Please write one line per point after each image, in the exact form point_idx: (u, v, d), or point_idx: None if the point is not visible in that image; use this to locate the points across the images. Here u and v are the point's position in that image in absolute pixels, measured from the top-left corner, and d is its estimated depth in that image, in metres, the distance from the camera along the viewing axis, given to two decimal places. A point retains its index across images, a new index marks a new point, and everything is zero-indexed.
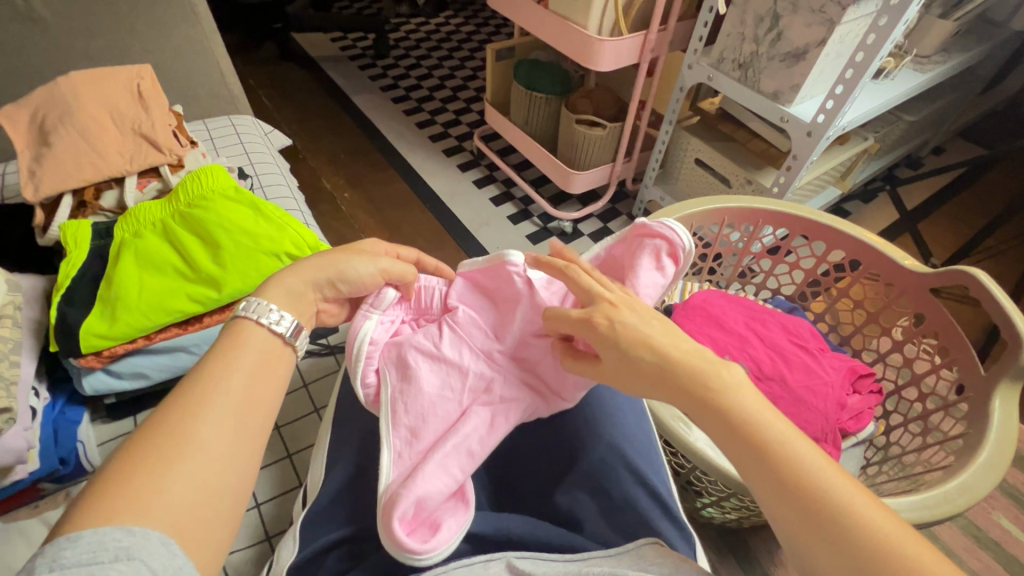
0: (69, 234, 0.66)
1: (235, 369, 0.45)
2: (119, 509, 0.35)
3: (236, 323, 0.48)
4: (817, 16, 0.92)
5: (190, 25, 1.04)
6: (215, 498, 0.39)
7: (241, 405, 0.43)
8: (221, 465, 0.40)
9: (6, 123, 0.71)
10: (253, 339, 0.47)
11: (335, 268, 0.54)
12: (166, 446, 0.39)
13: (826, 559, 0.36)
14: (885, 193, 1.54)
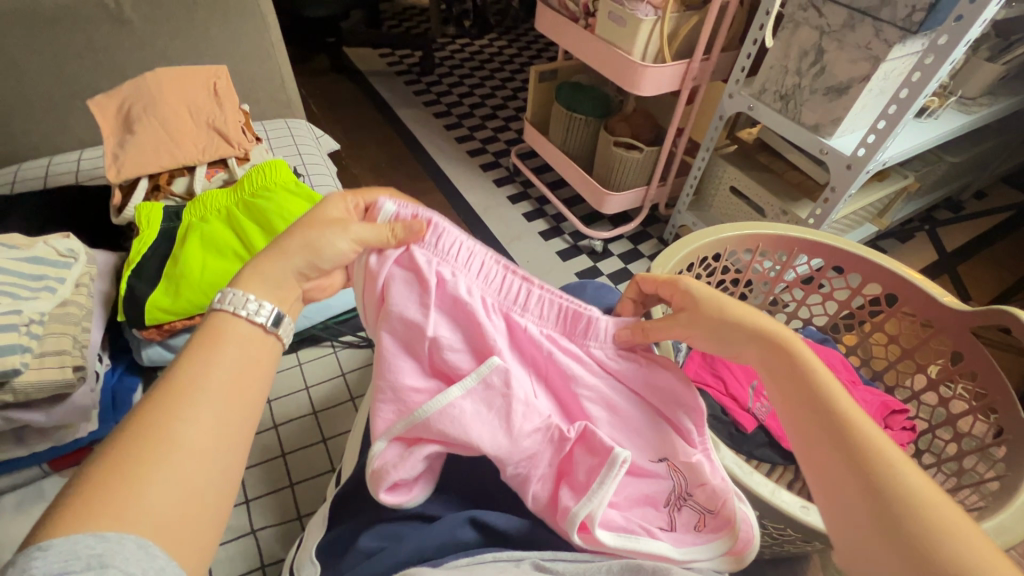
0: (144, 215, 0.72)
1: (215, 363, 0.41)
2: (98, 513, 0.32)
3: (212, 316, 0.44)
4: (863, 53, 0.93)
5: (260, 34, 1.12)
6: (193, 502, 0.35)
7: (223, 403, 0.39)
8: (200, 466, 0.36)
9: (95, 112, 0.78)
10: (232, 332, 0.43)
11: (314, 245, 0.48)
12: (140, 448, 0.35)
13: (864, 504, 0.40)
14: (923, 234, 1.52)
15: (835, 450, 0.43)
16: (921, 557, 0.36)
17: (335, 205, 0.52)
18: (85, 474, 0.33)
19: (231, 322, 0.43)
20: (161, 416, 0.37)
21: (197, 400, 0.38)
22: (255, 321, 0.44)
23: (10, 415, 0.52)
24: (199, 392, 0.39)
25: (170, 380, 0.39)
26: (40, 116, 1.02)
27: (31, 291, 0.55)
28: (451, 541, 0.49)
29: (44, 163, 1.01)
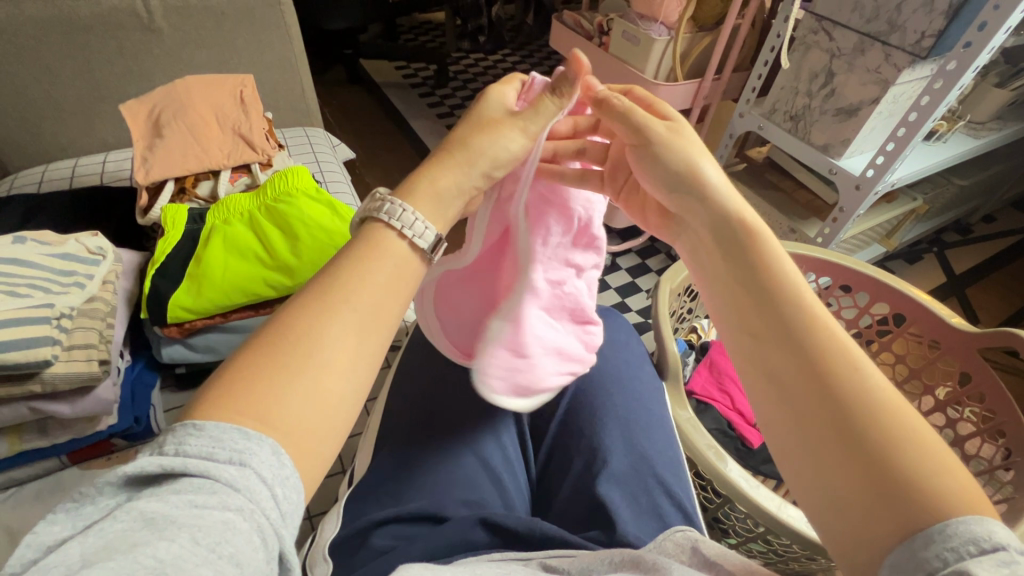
0: (169, 216, 0.74)
1: (366, 270, 0.39)
2: (244, 410, 0.31)
3: (369, 225, 0.41)
4: (873, 76, 0.95)
5: (284, 46, 1.15)
6: (331, 409, 0.34)
7: (368, 315, 0.37)
8: (341, 381, 0.35)
9: (126, 115, 0.81)
10: (386, 245, 0.40)
11: (490, 158, 0.46)
12: (286, 348, 0.34)
13: (832, 434, 0.38)
14: (931, 255, 1.53)
15: (802, 372, 0.41)
16: (881, 473, 0.35)
17: (497, 95, 0.48)
18: (235, 368, 0.33)
19: (386, 231, 0.41)
20: (311, 319, 0.36)
21: (347, 315, 0.37)
22: (412, 240, 0.41)
23: (35, 406, 0.54)
24: (355, 295, 0.37)
25: (322, 282, 0.38)
26: (69, 119, 1.05)
27: (61, 287, 0.58)
28: (463, 541, 0.51)
29: (70, 165, 1.03)
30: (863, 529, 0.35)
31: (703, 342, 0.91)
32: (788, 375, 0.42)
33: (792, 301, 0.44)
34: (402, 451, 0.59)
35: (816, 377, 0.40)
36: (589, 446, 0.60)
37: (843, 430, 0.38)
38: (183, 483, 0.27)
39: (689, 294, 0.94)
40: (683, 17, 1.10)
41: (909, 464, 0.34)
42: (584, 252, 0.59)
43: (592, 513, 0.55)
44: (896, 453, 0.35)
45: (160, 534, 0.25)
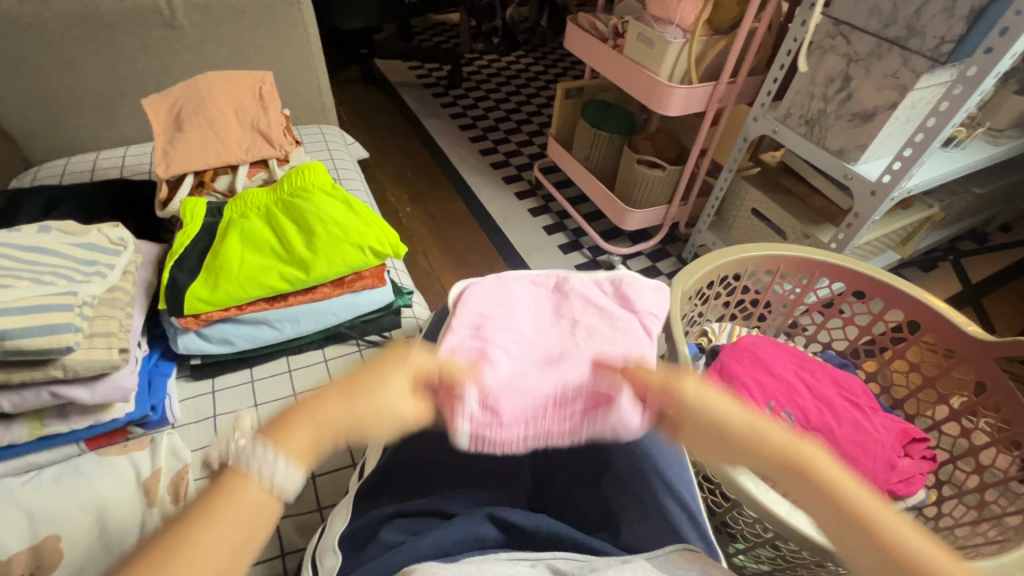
0: (188, 209, 0.76)
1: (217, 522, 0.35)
2: None
3: (221, 472, 0.38)
4: (890, 81, 0.94)
5: (302, 44, 1.17)
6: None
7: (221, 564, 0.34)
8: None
9: (148, 111, 0.83)
10: (250, 493, 0.36)
11: (353, 420, 0.40)
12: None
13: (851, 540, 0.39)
14: (946, 263, 1.51)
15: (793, 479, 0.42)
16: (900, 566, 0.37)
17: (385, 391, 0.42)
18: None
19: (248, 478, 0.37)
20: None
21: (191, 557, 0.33)
22: (272, 482, 0.37)
23: (55, 391, 0.55)
24: (211, 540, 0.34)
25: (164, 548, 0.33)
26: (90, 114, 1.07)
27: (84, 276, 0.60)
28: (472, 537, 0.51)
29: (91, 158, 1.05)
30: None
31: (713, 345, 0.90)
32: (801, 496, 0.42)
33: (766, 428, 0.44)
34: (411, 448, 0.60)
35: (813, 491, 0.41)
36: (589, 445, 0.60)
37: (859, 534, 0.39)
38: None
39: (699, 296, 0.94)
40: (698, 19, 1.10)
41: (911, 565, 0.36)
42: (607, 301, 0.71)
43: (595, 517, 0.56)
44: (890, 540, 0.38)
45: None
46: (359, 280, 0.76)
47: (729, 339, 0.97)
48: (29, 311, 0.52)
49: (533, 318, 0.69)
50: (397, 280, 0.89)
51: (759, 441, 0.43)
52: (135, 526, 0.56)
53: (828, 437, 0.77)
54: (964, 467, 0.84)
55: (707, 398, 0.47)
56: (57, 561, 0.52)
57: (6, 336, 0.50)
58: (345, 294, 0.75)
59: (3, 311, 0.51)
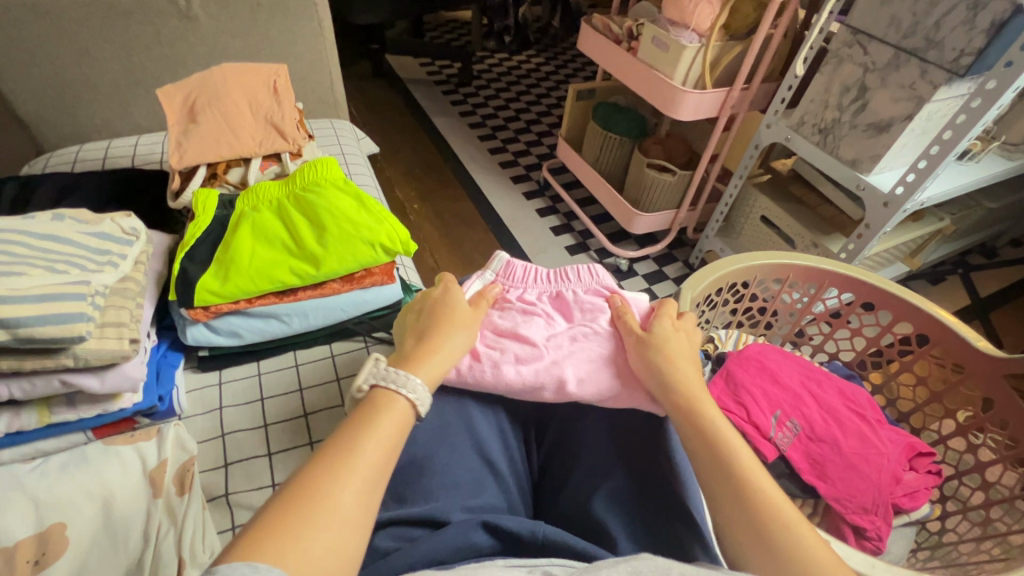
0: (200, 201, 0.77)
1: (371, 434, 0.45)
2: (280, 533, 0.37)
3: (372, 394, 0.50)
4: (907, 92, 0.94)
5: (315, 37, 1.17)
6: (354, 534, 0.40)
7: (377, 467, 0.43)
8: (357, 524, 0.40)
9: (162, 100, 0.82)
10: (397, 405, 0.49)
11: (453, 348, 0.58)
12: (305, 500, 0.39)
13: (723, 491, 0.48)
14: (955, 277, 1.50)
15: (698, 436, 0.52)
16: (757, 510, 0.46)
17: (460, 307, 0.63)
18: (273, 503, 0.39)
19: (394, 394, 0.50)
20: (325, 478, 0.41)
21: (354, 465, 0.42)
22: (414, 400, 0.50)
23: (65, 379, 0.55)
24: (370, 454, 0.44)
25: (329, 451, 0.43)
26: (104, 102, 1.07)
27: (97, 264, 0.60)
28: (465, 545, 0.50)
29: (103, 146, 1.06)
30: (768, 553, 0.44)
31: (719, 353, 0.90)
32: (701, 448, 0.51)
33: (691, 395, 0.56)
34: (412, 450, 0.58)
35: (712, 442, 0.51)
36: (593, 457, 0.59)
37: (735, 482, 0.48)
38: None
39: (706, 303, 0.94)
40: (714, 24, 1.09)
41: (768, 513, 0.45)
42: (594, 316, 0.69)
43: (589, 527, 0.55)
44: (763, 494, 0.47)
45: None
46: (368, 278, 0.76)
47: (735, 346, 0.96)
48: (42, 300, 0.52)
49: (528, 318, 0.69)
50: (406, 277, 0.89)
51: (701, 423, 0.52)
52: (141, 515, 0.56)
53: (833, 448, 0.76)
54: (969, 484, 0.83)
55: (673, 349, 0.61)
56: (60, 551, 0.51)
57: (19, 325, 0.50)
58: (354, 290, 0.75)
59: (17, 298, 0.51)
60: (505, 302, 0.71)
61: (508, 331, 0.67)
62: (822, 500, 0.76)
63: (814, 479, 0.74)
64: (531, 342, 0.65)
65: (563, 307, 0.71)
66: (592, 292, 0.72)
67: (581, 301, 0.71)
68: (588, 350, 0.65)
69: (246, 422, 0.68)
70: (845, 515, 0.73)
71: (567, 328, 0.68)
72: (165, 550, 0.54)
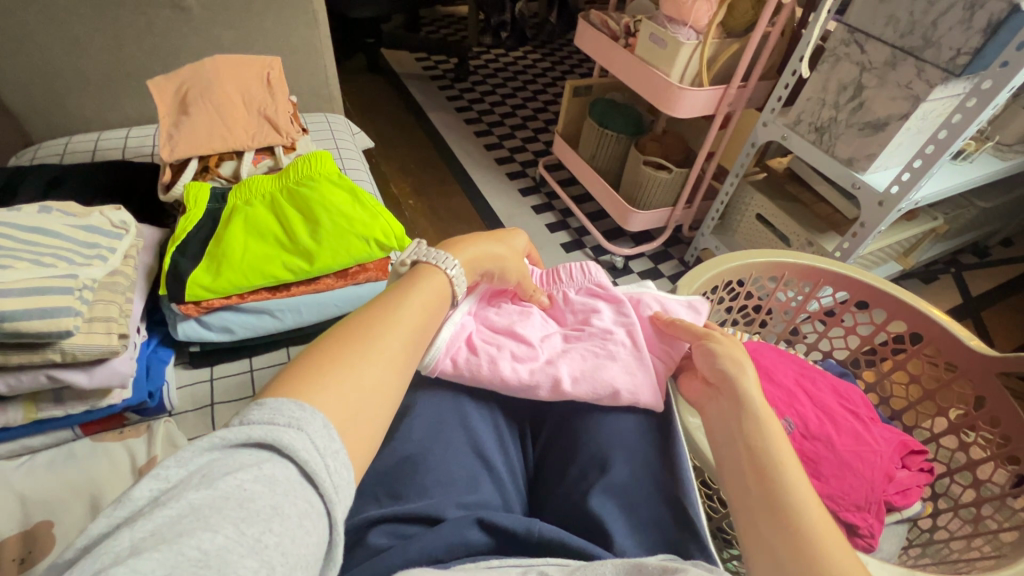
0: (192, 194, 0.76)
1: (401, 310, 0.47)
2: (321, 382, 0.37)
3: (410, 274, 0.54)
4: (903, 91, 0.94)
5: (310, 30, 1.15)
6: (395, 375, 0.42)
7: (410, 337, 0.46)
8: (396, 368, 0.43)
9: (153, 91, 0.81)
10: (433, 282, 0.53)
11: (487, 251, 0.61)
12: (346, 353, 0.41)
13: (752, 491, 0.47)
14: (947, 276, 1.51)
15: (738, 433, 0.51)
16: (786, 515, 0.44)
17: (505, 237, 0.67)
18: (311, 355, 0.40)
19: (433, 271, 0.54)
20: (361, 339, 0.42)
21: (388, 332, 0.44)
22: (451, 277, 0.54)
23: (53, 374, 0.54)
24: (407, 316, 0.47)
25: (365, 318, 0.45)
26: (94, 93, 1.05)
27: (85, 258, 0.59)
28: (460, 543, 0.49)
29: (93, 138, 1.04)
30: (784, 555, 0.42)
31: None
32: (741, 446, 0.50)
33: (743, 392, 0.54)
34: (404, 448, 0.57)
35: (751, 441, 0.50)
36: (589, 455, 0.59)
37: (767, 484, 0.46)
38: (272, 451, 0.31)
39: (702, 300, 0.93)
40: (712, 22, 1.09)
41: (797, 517, 0.43)
42: (592, 316, 0.69)
43: (584, 524, 0.54)
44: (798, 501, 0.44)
45: (204, 525, 0.26)
46: (362, 273, 0.75)
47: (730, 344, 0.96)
48: (29, 293, 0.51)
49: (525, 317, 0.69)
50: None
51: (741, 420, 0.52)
52: None
53: (828, 446, 0.76)
54: (960, 481, 0.84)
55: (726, 350, 0.59)
56: (48, 550, 0.51)
57: (5, 319, 0.49)
58: (347, 285, 0.74)
59: (2, 291, 0.50)
60: (500, 300, 0.71)
61: (505, 328, 0.66)
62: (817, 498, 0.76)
63: (809, 476, 0.74)
64: (527, 343, 0.65)
65: (558, 313, 0.73)
66: (586, 292, 0.73)
67: (575, 303, 0.72)
68: (584, 351, 0.65)
69: None
70: (839, 512, 0.73)
71: (564, 333, 0.69)
72: None
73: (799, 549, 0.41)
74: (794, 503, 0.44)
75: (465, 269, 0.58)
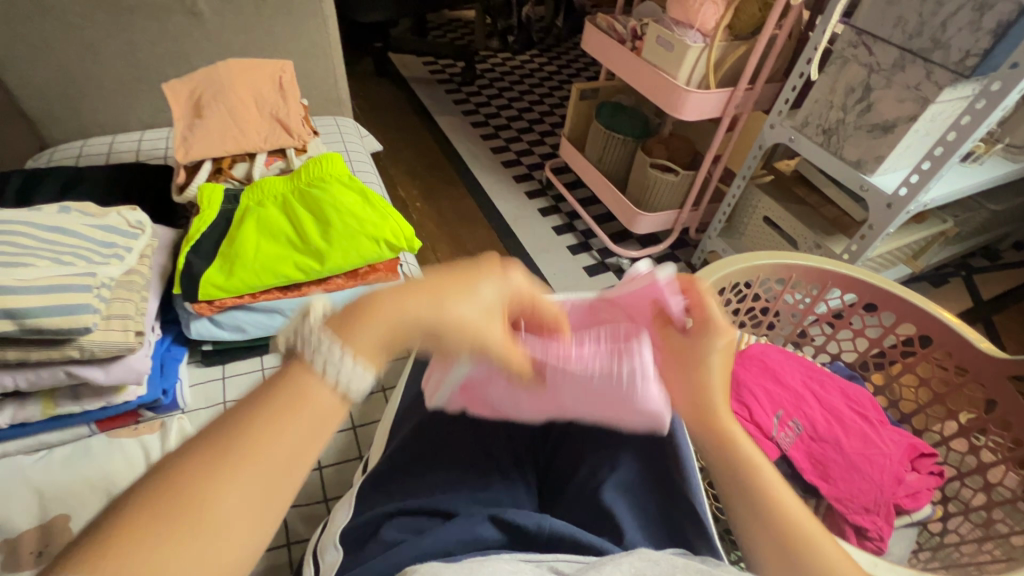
0: (205, 195, 0.77)
1: (280, 418, 0.34)
2: (129, 554, 0.28)
3: (296, 364, 0.36)
4: (911, 93, 0.94)
5: (320, 35, 1.17)
6: (243, 544, 0.31)
7: (284, 460, 0.33)
8: (252, 526, 0.32)
9: (168, 94, 0.83)
10: (316, 392, 0.35)
11: (431, 326, 0.39)
12: (180, 498, 0.30)
13: (734, 491, 0.50)
14: (957, 279, 1.50)
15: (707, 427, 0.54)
16: (768, 507, 0.48)
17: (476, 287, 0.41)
18: (143, 493, 0.30)
19: (312, 376, 0.36)
20: (210, 471, 0.31)
21: (248, 457, 0.32)
22: (346, 391, 0.36)
23: (71, 370, 0.55)
24: (263, 455, 0.33)
25: (228, 431, 0.33)
26: (108, 97, 1.07)
27: (103, 258, 0.60)
28: (471, 539, 0.50)
29: (107, 142, 1.06)
30: (777, 548, 0.46)
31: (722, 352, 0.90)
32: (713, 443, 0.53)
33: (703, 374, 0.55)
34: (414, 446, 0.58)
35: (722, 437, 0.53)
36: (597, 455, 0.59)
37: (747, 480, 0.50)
38: None
39: None
40: (719, 24, 1.09)
41: (779, 511, 0.48)
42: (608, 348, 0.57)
43: (594, 522, 0.55)
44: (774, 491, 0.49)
45: None
46: (372, 273, 0.76)
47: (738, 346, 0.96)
48: (50, 291, 0.52)
49: None
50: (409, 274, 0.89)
51: (707, 410, 0.54)
52: None
53: (837, 448, 0.76)
54: (970, 485, 0.83)
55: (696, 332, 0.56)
56: (65, 539, 0.52)
57: (27, 315, 0.50)
58: (358, 285, 0.75)
59: (24, 289, 0.51)
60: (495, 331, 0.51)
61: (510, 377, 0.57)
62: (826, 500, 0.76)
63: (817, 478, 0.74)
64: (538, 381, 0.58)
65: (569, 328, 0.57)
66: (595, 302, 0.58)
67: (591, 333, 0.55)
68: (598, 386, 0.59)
69: None
70: (846, 514, 0.73)
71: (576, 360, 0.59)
72: None
73: (787, 546, 0.46)
74: (771, 495, 0.49)
75: (382, 354, 0.38)
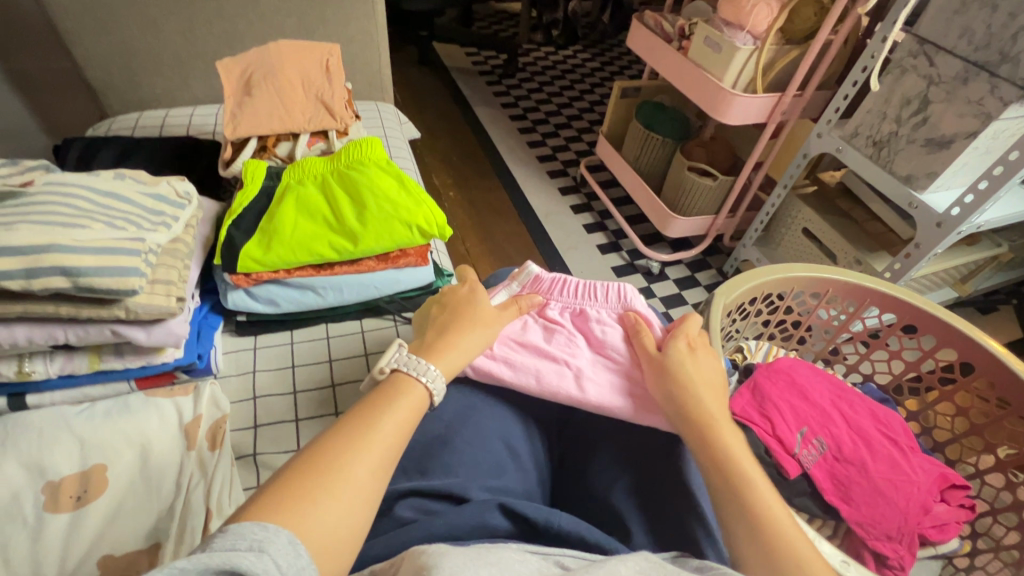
0: (249, 171, 0.80)
1: (387, 414, 0.46)
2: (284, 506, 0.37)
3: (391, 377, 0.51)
4: (973, 108, 0.89)
5: (368, 20, 1.18)
6: (361, 514, 0.40)
7: (387, 447, 0.44)
8: (360, 502, 0.40)
9: (221, 72, 0.86)
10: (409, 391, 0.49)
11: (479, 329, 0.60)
12: (320, 468, 0.41)
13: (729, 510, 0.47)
14: (1007, 308, 1.42)
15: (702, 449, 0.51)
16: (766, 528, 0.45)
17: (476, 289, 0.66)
18: (293, 467, 0.41)
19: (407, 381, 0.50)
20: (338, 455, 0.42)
21: (365, 449, 0.43)
22: (429, 388, 0.51)
23: (116, 329, 0.59)
24: (370, 442, 0.44)
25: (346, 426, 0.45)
26: (165, 72, 1.12)
27: (151, 224, 0.63)
28: (481, 525, 0.50)
29: (161, 115, 1.11)
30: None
31: (748, 362, 0.88)
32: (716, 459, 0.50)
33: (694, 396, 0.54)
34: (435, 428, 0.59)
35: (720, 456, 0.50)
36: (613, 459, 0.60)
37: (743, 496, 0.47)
38: None
39: (739, 311, 0.91)
40: (771, 27, 1.06)
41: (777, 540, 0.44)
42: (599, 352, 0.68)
43: (605, 518, 0.56)
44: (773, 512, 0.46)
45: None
46: (403, 258, 0.78)
47: (765, 358, 0.93)
48: (102, 252, 0.55)
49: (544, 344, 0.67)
50: (438, 261, 0.90)
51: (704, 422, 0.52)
52: (174, 465, 0.59)
53: (861, 471, 0.73)
54: (1004, 522, 0.79)
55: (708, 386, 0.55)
56: (101, 487, 0.55)
57: (80, 273, 0.53)
58: (388, 269, 0.77)
59: (79, 248, 0.54)
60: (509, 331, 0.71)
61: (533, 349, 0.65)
62: (845, 523, 0.73)
63: (836, 500, 0.72)
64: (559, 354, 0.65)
65: None
66: None
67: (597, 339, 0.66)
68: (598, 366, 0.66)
69: (276, 388, 0.70)
70: (867, 540, 0.71)
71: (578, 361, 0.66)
72: (195, 500, 0.56)
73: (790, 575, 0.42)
74: (777, 522, 0.45)
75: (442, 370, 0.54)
